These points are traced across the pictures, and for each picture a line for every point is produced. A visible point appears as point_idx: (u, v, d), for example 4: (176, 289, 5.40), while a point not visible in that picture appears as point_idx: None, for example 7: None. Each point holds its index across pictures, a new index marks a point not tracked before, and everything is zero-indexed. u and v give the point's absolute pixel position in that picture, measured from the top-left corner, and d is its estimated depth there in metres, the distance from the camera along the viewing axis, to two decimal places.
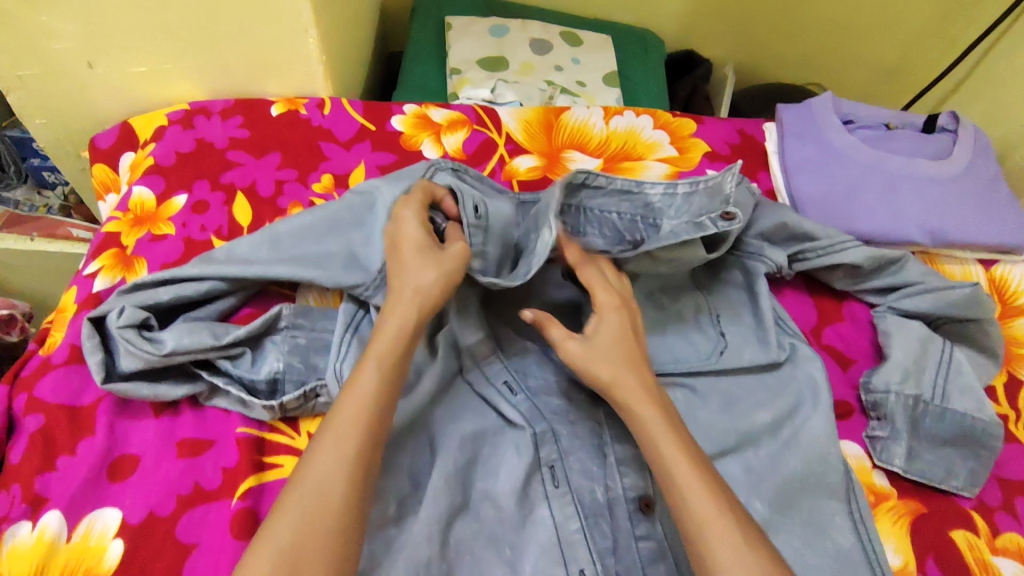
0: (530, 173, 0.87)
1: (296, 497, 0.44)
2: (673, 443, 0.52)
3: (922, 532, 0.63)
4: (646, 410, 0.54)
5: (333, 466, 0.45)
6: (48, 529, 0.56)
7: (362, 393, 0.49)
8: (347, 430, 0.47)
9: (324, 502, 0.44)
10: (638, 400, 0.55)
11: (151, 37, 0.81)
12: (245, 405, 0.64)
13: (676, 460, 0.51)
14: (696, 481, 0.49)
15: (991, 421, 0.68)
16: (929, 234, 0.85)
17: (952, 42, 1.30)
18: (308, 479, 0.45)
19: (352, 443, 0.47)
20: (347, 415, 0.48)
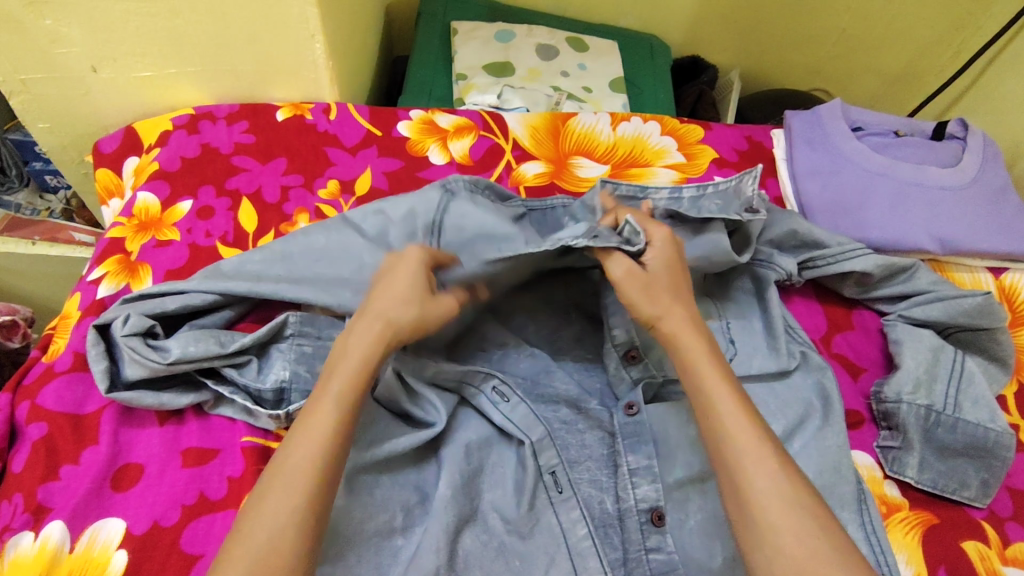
0: (537, 179, 0.87)
1: (246, 542, 0.42)
2: (731, 401, 0.51)
3: (935, 543, 0.63)
4: (706, 368, 0.53)
5: (282, 513, 0.43)
6: (51, 540, 0.55)
7: (317, 428, 0.47)
8: (297, 478, 0.45)
9: (274, 552, 0.42)
10: (698, 356, 0.54)
11: (157, 42, 0.81)
12: (251, 414, 0.63)
13: (734, 418, 0.50)
14: (760, 456, 0.48)
15: (1004, 432, 0.67)
16: (939, 241, 0.84)
17: (958, 49, 1.30)
18: (253, 531, 0.43)
19: (304, 481, 0.45)
20: (299, 452, 0.46)
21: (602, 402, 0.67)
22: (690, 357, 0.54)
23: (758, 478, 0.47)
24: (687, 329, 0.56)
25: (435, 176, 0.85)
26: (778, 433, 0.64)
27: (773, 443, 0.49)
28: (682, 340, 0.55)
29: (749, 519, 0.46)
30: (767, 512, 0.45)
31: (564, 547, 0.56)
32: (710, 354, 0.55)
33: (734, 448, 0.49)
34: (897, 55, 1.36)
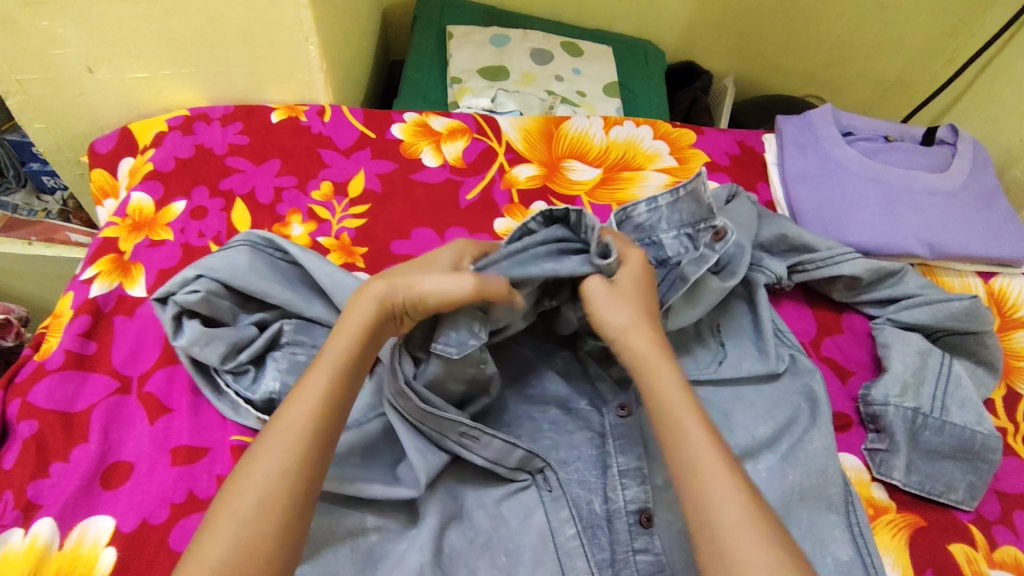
0: (530, 181, 0.87)
1: (234, 510, 0.43)
2: (699, 425, 0.51)
3: (921, 545, 0.63)
4: (670, 387, 0.54)
5: (272, 479, 0.44)
6: (40, 537, 0.55)
7: (308, 405, 0.48)
8: (282, 449, 0.46)
9: (264, 518, 0.43)
10: (662, 374, 0.54)
11: (152, 44, 0.81)
12: (236, 414, 0.64)
13: (700, 441, 0.50)
14: (727, 486, 0.48)
15: (990, 434, 0.68)
16: (928, 245, 0.85)
17: (951, 56, 1.31)
18: (247, 485, 0.44)
19: (293, 453, 0.46)
20: (289, 426, 0.47)
21: (591, 402, 0.67)
22: (658, 384, 0.54)
23: (725, 509, 0.47)
24: (652, 353, 0.56)
25: (428, 178, 0.86)
26: (765, 435, 0.65)
27: (742, 475, 0.49)
28: (653, 365, 0.55)
29: (715, 554, 0.45)
30: (736, 545, 0.45)
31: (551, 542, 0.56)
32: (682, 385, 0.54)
33: (704, 478, 0.48)
34: (891, 62, 1.37)
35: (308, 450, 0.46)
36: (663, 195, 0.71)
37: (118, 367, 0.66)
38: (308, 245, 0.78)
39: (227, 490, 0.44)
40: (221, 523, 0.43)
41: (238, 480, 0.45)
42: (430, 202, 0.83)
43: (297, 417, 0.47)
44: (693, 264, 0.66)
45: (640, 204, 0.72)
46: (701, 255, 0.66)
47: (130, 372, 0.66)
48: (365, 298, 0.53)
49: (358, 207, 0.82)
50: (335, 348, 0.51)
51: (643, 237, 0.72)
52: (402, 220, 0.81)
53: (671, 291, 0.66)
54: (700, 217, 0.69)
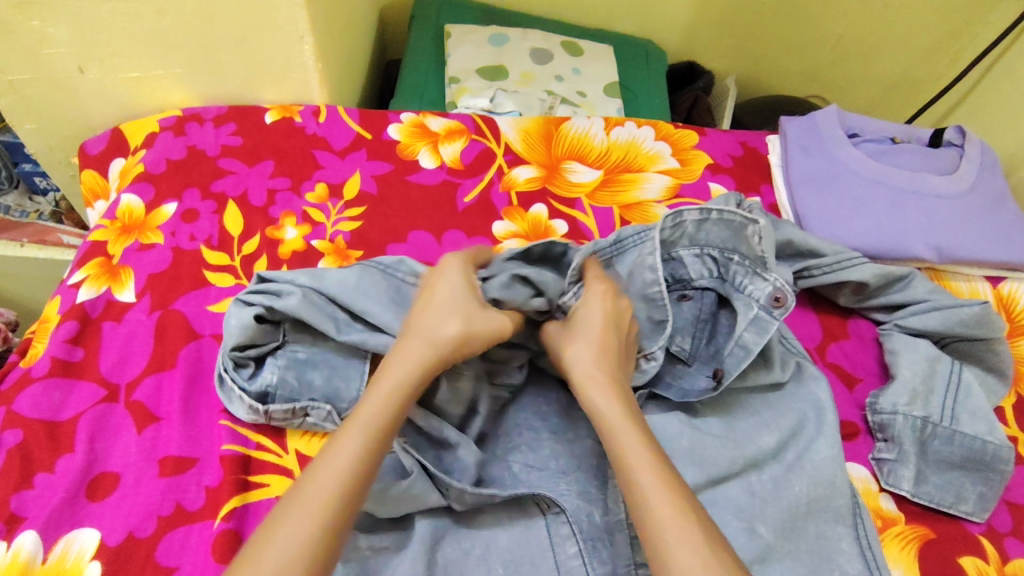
0: (529, 184, 0.86)
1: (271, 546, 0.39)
2: (638, 438, 0.49)
3: (931, 558, 0.61)
4: (613, 408, 0.52)
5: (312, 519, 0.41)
6: (23, 551, 0.53)
7: (352, 441, 0.45)
8: (328, 486, 0.42)
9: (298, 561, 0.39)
10: (604, 397, 0.52)
11: (143, 43, 0.80)
12: (228, 398, 0.62)
13: (638, 454, 0.48)
14: (671, 514, 0.44)
15: (1002, 444, 0.66)
16: (935, 250, 0.83)
17: (956, 56, 1.29)
18: (282, 526, 0.40)
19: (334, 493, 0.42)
20: (332, 462, 0.44)
21: None
22: (612, 426, 0.50)
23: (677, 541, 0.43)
24: (609, 397, 0.52)
25: (425, 180, 0.84)
26: (771, 445, 0.63)
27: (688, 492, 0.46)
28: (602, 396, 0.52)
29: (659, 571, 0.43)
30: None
31: (548, 553, 0.55)
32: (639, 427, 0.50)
33: (654, 517, 0.45)
34: (895, 63, 1.35)
35: (349, 491, 0.43)
36: (693, 212, 0.67)
37: (105, 375, 0.65)
38: (302, 248, 0.76)
39: (268, 528, 0.41)
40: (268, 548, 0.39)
41: (274, 523, 0.41)
42: (427, 204, 0.82)
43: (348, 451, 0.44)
44: (752, 331, 0.64)
45: (667, 220, 0.67)
46: (755, 316, 0.64)
47: (117, 380, 0.65)
48: (404, 354, 0.51)
49: (353, 209, 0.80)
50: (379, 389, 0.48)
51: (664, 253, 0.70)
52: (398, 223, 0.80)
53: (733, 359, 0.64)
54: (734, 247, 0.68)
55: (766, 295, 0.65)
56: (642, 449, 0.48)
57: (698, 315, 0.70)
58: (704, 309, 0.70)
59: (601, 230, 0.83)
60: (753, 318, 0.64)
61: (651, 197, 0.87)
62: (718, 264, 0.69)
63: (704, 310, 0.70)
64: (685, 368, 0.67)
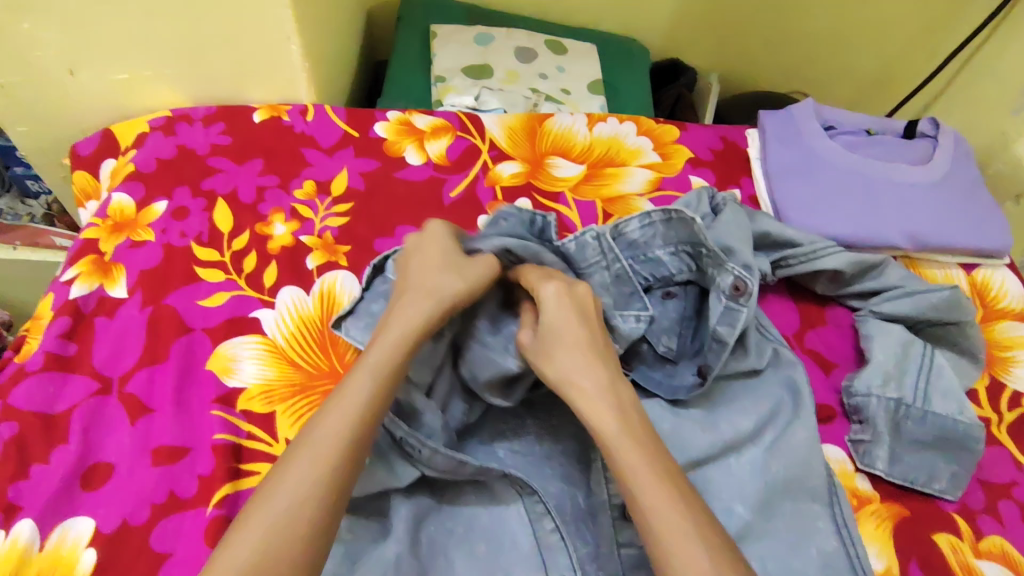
0: (513, 179, 0.87)
1: (269, 507, 0.43)
2: (637, 451, 0.49)
3: (906, 535, 0.63)
4: (607, 419, 0.51)
5: (309, 479, 0.44)
6: (21, 538, 0.55)
7: (351, 403, 0.48)
8: (325, 447, 0.46)
9: (294, 518, 0.42)
10: (595, 408, 0.52)
11: (133, 45, 0.81)
12: (224, 374, 0.66)
13: (635, 466, 0.48)
14: (678, 529, 0.45)
15: (973, 424, 0.68)
16: (911, 238, 0.85)
17: (934, 50, 1.32)
18: (285, 487, 0.44)
19: (328, 457, 0.46)
20: (332, 425, 0.47)
21: None
22: (601, 430, 0.51)
23: (680, 560, 0.44)
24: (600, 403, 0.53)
25: (411, 177, 0.85)
26: (748, 428, 0.64)
27: (685, 507, 0.46)
28: (596, 414, 0.52)
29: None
30: None
31: (530, 533, 0.57)
32: (626, 428, 0.51)
33: (663, 539, 0.45)
34: (874, 59, 1.38)
35: (345, 452, 0.46)
36: (657, 212, 0.71)
37: (98, 368, 0.66)
38: (291, 244, 0.78)
39: (264, 491, 0.44)
40: (255, 525, 0.42)
41: (279, 478, 0.44)
42: (413, 199, 0.83)
43: (335, 427, 0.47)
44: (725, 324, 0.66)
45: (633, 221, 0.71)
46: (725, 309, 0.67)
47: (110, 373, 0.66)
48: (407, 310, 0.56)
49: (341, 205, 0.82)
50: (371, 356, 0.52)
51: (637, 253, 0.72)
52: (385, 218, 0.81)
53: (713, 354, 0.67)
54: (700, 241, 0.69)
55: (728, 284, 0.67)
56: (635, 457, 0.49)
57: (683, 312, 0.71)
58: (689, 306, 0.72)
59: (584, 222, 0.85)
60: (723, 309, 0.67)
61: (633, 190, 0.89)
62: (695, 258, 0.71)
63: (688, 307, 0.72)
64: (675, 367, 0.69)
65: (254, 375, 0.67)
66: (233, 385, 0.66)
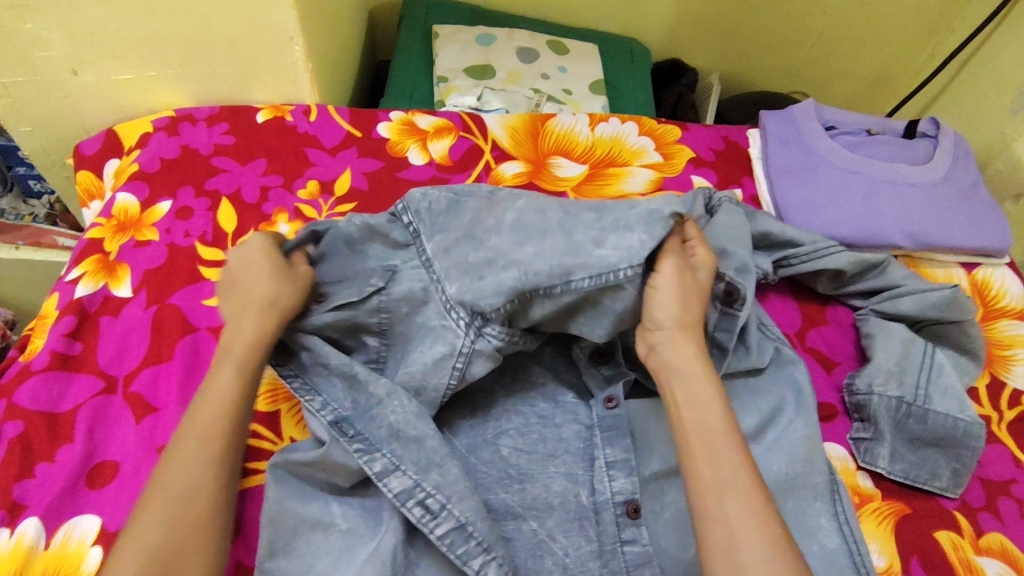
0: (516, 178, 0.88)
1: (154, 511, 0.45)
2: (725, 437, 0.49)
3: (907, 532, 0.63)
4: (704, 398, 0.51)
5: (186, 478, 0.47)
6: (26, 537, 0.55)
7: (215, 402, 0.51)
8: (199, 445, 0.48)
9: (180, 516, 0.45)
10: (690, 389, 0.52)
11: (137, 45, 0.81)
12: None
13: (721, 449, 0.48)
14: (746, 519, 0.45)
15: (973, 422, 0.68)
16: (911, 237, 0.85)
17: (933, 51, 1.33)
18: (161, 494, 0.46)
19: (203, 455, 0.48)
20: (196, 427, 0.49)
21: (579, 395, 0.67)
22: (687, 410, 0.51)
23: (748, 540, 0.44)
24: (693, 382, 0.52)
25: (414, 176, 0.86)
26: (752, 426, 0.65)
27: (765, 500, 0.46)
28: (687, 394, 0.52)
29: (725, 558, 0.44)
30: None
31: (534, 531, 0.57)
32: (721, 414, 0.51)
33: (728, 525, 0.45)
34: (874, 59, 1.39)
35: (217, 445, 0.49)
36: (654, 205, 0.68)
37: (103, 367, 0.66)
38: None
39: (145, 499, 0.46)
40: (150, 520, 0.45)
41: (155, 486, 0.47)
42: None
43: (204, 425, 0.49)
44: (723, 329, 0.67)
45: None
46: (719, 316, 0.67)
47: (115, 372, 0.66)
48: (247, 314, 0.56)
49: (344, 205, 0.82)
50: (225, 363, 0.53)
51: None
52: None
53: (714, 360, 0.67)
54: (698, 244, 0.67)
55: (721, 291, 0.67)
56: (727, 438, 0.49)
57: None
58: None
59: None
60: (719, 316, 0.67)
61: (635, 190, 0.89)
62: None
63: None
64: None
65: None
66: None
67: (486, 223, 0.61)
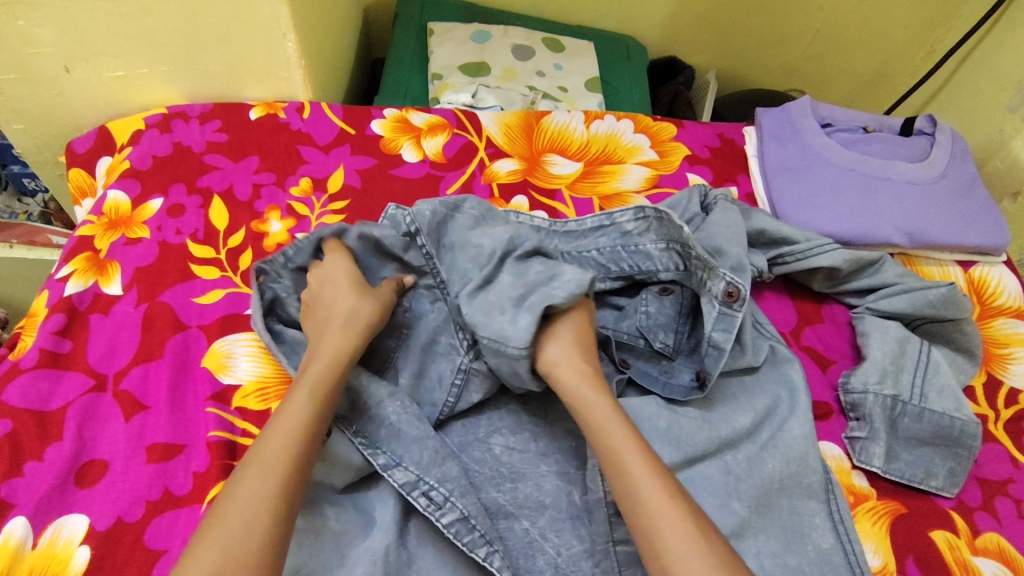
0: (510, 176, 0.87)
1: (220, 528, 0.42)
2: (630, 443, 0.50)
3: (903, 531, 0.63)
4: (600, 412, 0.52)
5: (258, 495, 0.44)
6: (13, 536, 0.54)
7: (292, 420, 0.49)
8: (274, 463, 0.46)
9: (250, 534, 0.42)
10: (589, 407, 0.53)
11: (129, 42, 0.81)
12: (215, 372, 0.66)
13: (627, 452, 0.49)
14: (666, 508, 0.45)
15: (969, 420, 0.68)
16: (907, 235, 0.85)
17: (932, 48, 1.33)
18: (235, 506, 0.43)
19: (276, 473, 0.46)
20: (273, 445, 0.47)
21: None
22: (598, 427, 0.52)
23: (667, 531, 0.44)
24: (594, 400, 0.53)
25: (408, 174, 0.85)
26: (745, 425, 0.64)
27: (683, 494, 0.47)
28: (591, 410, 0.53)
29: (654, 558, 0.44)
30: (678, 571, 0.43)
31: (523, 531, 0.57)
32: (621, 422, 0.51)
33: (653, 524, 0.45)
34: (873, 56, 1.38)
35: (291, 464, 0.47)
36: (650, 208, 0.72)
37: (93, 365, 0.66)
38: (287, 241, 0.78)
39: (213, 514, 0.43)
40: (213, 535, 0.42)
41: (224, 503, 0.44)
42: (410, 196, 0.83)
43: (282, 444, 0.47)
44: (720, 329, 0.67)
45: (628, 212, 0.73)
46: (718, 314, 0.67)
47: (105, 370, 0.66)
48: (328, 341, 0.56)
49: (337, 203, 0.81)
50: (305, 381, 0.53)
51: (628, 244, 0.73)
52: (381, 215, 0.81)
53: (710, 359, 0.66)
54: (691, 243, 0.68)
55: (721, 290, 0.67)
56: (626, 439, 0.50)
57: (679, 309, 0.70)
58: (685, 302, 0.71)
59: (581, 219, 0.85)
60: (715, 315, 0.67)
61: (630, 187, 0.89)
62: (683, 257, 0.70)
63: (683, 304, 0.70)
64: (671, 364, 0.68)
65: (249, 372, 0.67)
66: (228, 382, 0.65)
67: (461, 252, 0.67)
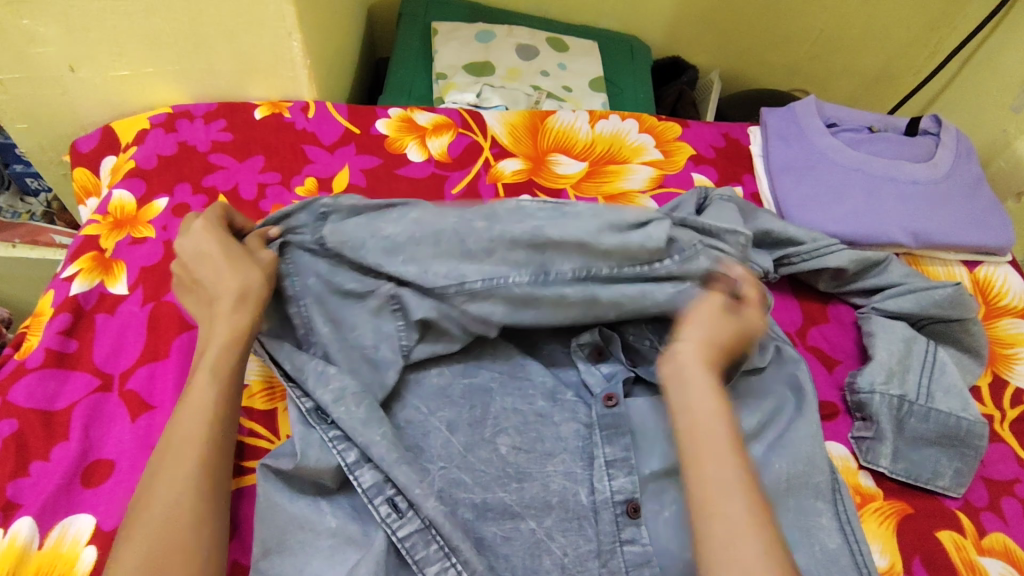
0: (515, 176, 0.87)
1: (145, 523, 0.45)
2: (731, 457, 0.50)
3: (910, 532, 0.63)
4: (713, 418, 0.53)
5: (175, 487, 0.47)
6: (20, 536, 0.54)
7: (197, 409, 0.51)
8: (184, 451, 0.49)
9: (174, 523, 0.46)
10: (700, 409, 0.53)
11: (134, 42, 0.81)
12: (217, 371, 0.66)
13: (724, 466, 0.50)
14: (753, 536, 0.46)
15: (976, 420, 0.68)
16: (912, 235, 0.85)
17: (935, 49, 1.33)
18: (155, 501, 0.46)
19: (189, 463, 0.48)
20: (181, 436, 0.50)
21: (578, 394, 0.66)
22: (702, 426, 0.52)
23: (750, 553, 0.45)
24: (705, 403, 0.53)
25: (412, 173, 0.85)
26: (752, 425, 0.64)
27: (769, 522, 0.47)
28: (695, 411, 0.53)
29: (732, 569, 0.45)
30: None
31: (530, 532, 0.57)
32: (731, 437, 0.52)
33: (731, 542, 0.46)
34: (876, 57, 1.38)
35: (202, 452, 0.49)
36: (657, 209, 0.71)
37: (99, 365, 0.66)
38: None
39: (135, 513, 0.47)
40: (140, 532, 0.45)
41: (145, 499, 0.47)
42: (415, 196, 0.83)
43: (188, 434, 0.50)
44: None
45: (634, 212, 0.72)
46: None
47: (111, 370, 0.66)
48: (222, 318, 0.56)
49: None
50: (208, 363, 0.54)
51: None
52: None
53: None
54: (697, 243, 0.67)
55: None
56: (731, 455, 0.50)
57: None
58: None
59: None
60: None
61: (635, 187, 0.88)
62: None
63: None
64: None
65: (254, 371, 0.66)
66: None
67: (389, 216, 0.63)
